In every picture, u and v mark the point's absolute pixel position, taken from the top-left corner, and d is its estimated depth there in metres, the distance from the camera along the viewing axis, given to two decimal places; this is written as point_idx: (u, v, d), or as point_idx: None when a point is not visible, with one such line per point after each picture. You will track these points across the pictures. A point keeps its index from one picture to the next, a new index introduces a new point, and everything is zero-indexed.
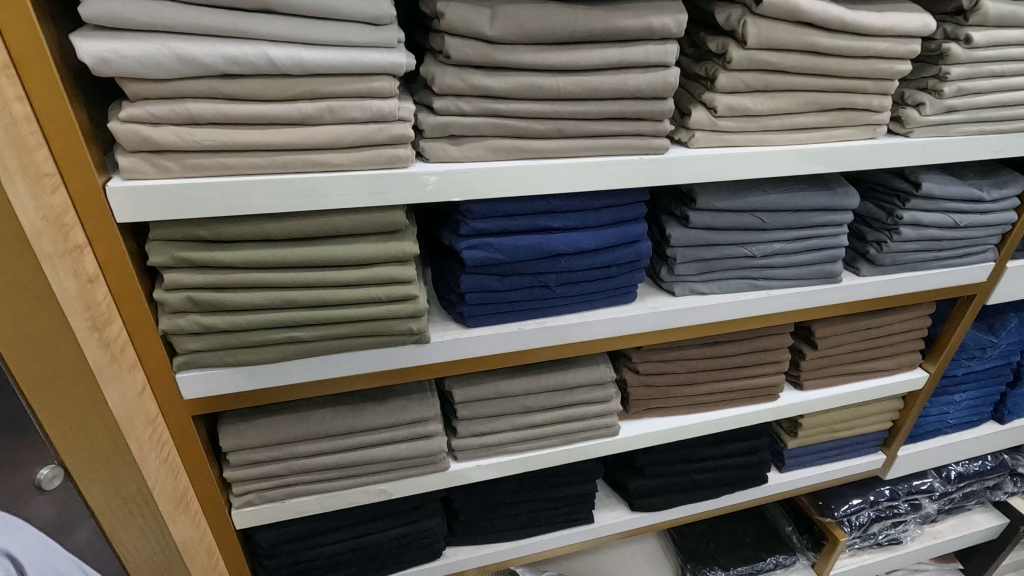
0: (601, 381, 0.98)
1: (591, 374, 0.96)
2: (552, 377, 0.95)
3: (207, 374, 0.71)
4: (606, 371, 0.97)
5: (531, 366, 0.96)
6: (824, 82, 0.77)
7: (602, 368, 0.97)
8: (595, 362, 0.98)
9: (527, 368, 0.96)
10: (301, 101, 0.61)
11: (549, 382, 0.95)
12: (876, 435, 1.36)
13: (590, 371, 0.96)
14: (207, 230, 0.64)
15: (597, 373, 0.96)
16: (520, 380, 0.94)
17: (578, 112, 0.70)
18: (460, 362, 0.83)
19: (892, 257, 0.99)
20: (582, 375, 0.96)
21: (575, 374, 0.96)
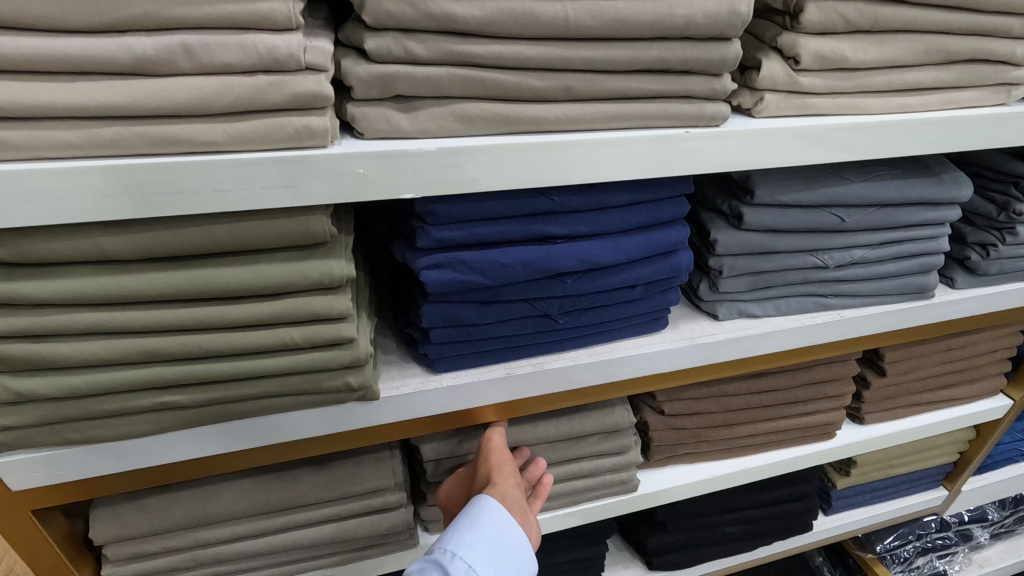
0: (618, 429, 0.75)
1: (605, 419, 0.73)
2: (555, 426, 0.72)
3: (42, 456, 0.48)
4: (625, 415, 0.75)
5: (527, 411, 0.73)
6: (954, 18, 0.53)
7: (620, 411, 0.74)
8: (610, 403, 0.75)
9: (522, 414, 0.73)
10: (132, 34, 0.36)
11: (551, 433, 0.71)
12: (939, 468, 1.13)
13: (604, 415, 0.73)
14: (3, 250, 0.40)
15: (611, 418, 0.73)
16: (514, 431, 0.70)
17: (597, 60, 0.45)
18: (429, 419, 0.60)
19: (1000, 265, 0.76)
20: (593, 422, 0.73)
21: (585, 421, 0.73)
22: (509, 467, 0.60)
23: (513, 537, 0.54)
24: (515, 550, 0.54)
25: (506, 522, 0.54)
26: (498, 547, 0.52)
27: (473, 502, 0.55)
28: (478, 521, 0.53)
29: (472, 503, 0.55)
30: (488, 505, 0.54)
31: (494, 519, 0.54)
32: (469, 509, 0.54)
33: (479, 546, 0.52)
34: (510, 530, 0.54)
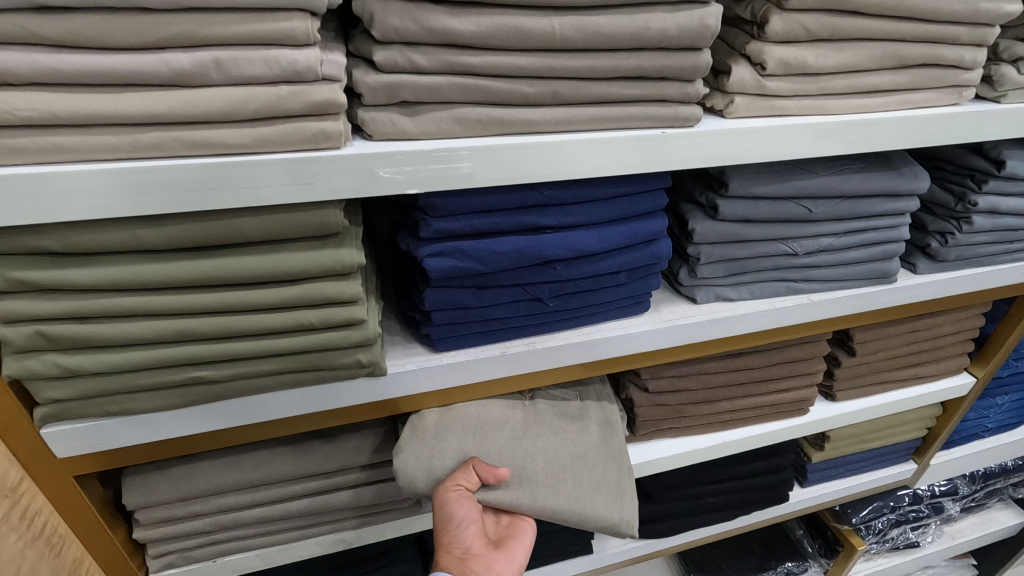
0: (609, 531, 0.67)
1: (604, 522, 0.66)
2: (554, 504, 0.65)
3: (86, 428, 0.54)
4: (628, 526, 0.67)
5: (544, 469, 0.66)
6: (906, 28, 0.58)
7: (623, 515, 0.67)
8: (618, 504, 0.67)
9: (535, 466, 0.66)
10: (171, 51, 0.41)
11: (543, 512, 0.65)
12: (909, 443, 1.20)
13: (602, 516, 0.66)
14: (53, 240, 0.45)
15: (613, 520, 0.66)
16: (510, 490, 0.65)
17: (581, 69, 0.50)
18: (429, 394, 0.66)
19: (958, 252, 0.82)
20: (594, 515, 0.66)
21: (584, 513, 0.66)
22: (450, 534, 0.61)
23: None
24: None
25: None
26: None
27: None
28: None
29: None
30: None
31: None
32: None
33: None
34: None
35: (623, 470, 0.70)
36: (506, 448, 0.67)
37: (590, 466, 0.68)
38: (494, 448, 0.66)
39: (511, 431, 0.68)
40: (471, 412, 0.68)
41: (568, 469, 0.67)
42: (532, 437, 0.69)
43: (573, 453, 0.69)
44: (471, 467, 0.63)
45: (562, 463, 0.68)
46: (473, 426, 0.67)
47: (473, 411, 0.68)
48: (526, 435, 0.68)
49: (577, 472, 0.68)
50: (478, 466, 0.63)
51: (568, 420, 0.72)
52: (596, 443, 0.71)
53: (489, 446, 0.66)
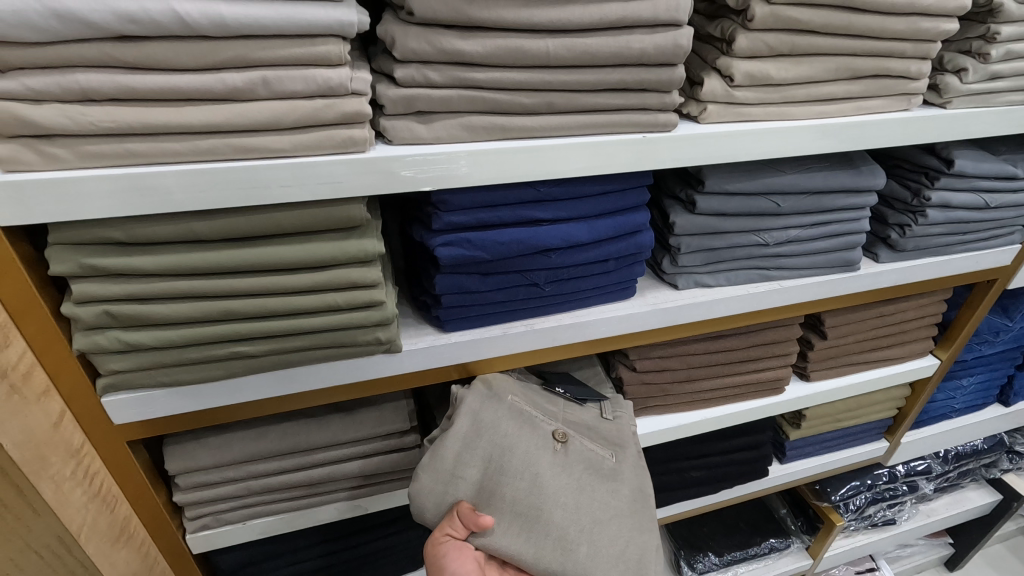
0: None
1: None
2: (563, 568, 0.63)
3: (141, 396, 0.61)
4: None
5: (557, 528, 0.65)
6: (858, 44, 0.66)
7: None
8: None
9: (547, 522, 0.65)
10: (226, 71, 0.48)
11: (548, 573, 0.64)
12: (881, 422, 1.29)
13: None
14: (121, 232, 0.52)
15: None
16: (514, 539, 0.64)
17: (572, 83, 0.58)
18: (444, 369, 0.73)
19: (916, 242, 0.90)
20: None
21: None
22: None
23: None
24: None
25: None
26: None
27: None
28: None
29: None
30: None
31: None
32: None
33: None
34: None
35: (647, 548, 0.67)
36: (522, 493, 0.65)
37: (610, 536, 0.66)
38: (508, 491, 0.66)
39: (532, 474, 0.66)
40: (493, 446, 0.67)
41: (584, 533, 0.65)
42: (554, 487, 0.66)
43: (593, 518, 0.66)
44: (456, 515, 0.64)
45: (580, 526, 0.65)
46: (489, 461, 0.67)
47: (494, 448, 0.67)
48: (546, 482, 0.66)
49: (594, 539, 0.65)
50: (462, 513, 0.63)
51: (600, 479, 0.69)
52: (622, 512, 0.68)
53: (503, 490, 0.66)
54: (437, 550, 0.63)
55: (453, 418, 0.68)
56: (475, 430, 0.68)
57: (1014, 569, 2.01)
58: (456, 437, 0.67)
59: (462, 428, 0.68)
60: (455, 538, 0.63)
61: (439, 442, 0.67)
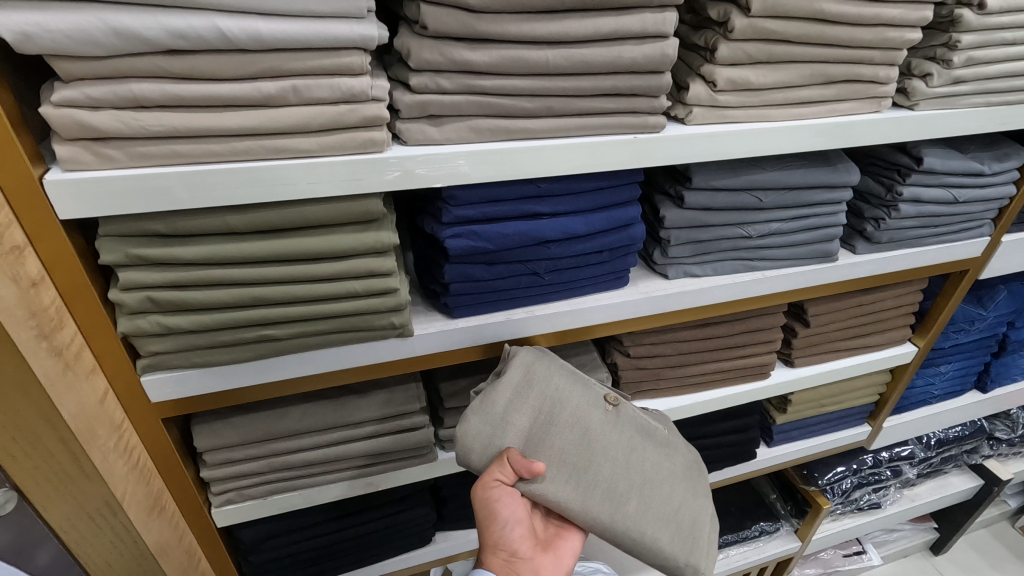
0: (666, 564, 0.72)
1: (660, 548, 0.71)
2: (614, 520, 0.70)
3: (176, 376, 0.67)
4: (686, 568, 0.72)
5: (608, 482, 0.71)
6: (830, 52, 0.72)
7: (686, 557, 0.72)
8: (681, 537, 0.72)
9: (598, 475, 0.71)
10: (261, 80, 0.54)
11: (596, 520, 0.71)
12: (863, 407, 1.36)
13: (662, 550, 0.71)
14: (164, 225, 0.58)
15: (672, 556, 0.72)
16: (563, 486, 0.70)
17: (569, 89, 0.64)
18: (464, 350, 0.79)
19: (890, 235, 0.97)
20: (653, 545, 0.71)
21: (644, 540, 0.71)
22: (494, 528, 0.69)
23: None
24: None
25: None
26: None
27: None
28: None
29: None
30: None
31: None
32: None
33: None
34: None
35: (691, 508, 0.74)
36: (574, 445, 0.72)
37: (661, 496, 0.73)
38: (559, 443, 0.71)
39: (583, 429, 0.72)
40: (546, 400, 0.73)
41: (634, 489, 0.72)
42: (606, 444, 0.73)
43: (644, 477, 0.73)
44: (507, 461, 0.69)
45: (630, 483, 0.72)
46: (539, 413, 0.72)
47: (547, 402, 0.73)
48: (598, 439, 0.73)
49: (643, 496, 0.72)
50: (513, 458, 0.68)
51: (653, 443, 0.76)
52: (673, 476, 0.75)
53: (554, 441, 0.71)
54: (490, 494, 0.67)
55: (506, 369, 0.73)
56: (527, 383, 0.73)
57: (998, 552, 2.08)
58: (508, 391, 0.72)
59: (514, 378, 0.73)
60: (505, 482, 0.68)
61: (492, 387, 0.73)
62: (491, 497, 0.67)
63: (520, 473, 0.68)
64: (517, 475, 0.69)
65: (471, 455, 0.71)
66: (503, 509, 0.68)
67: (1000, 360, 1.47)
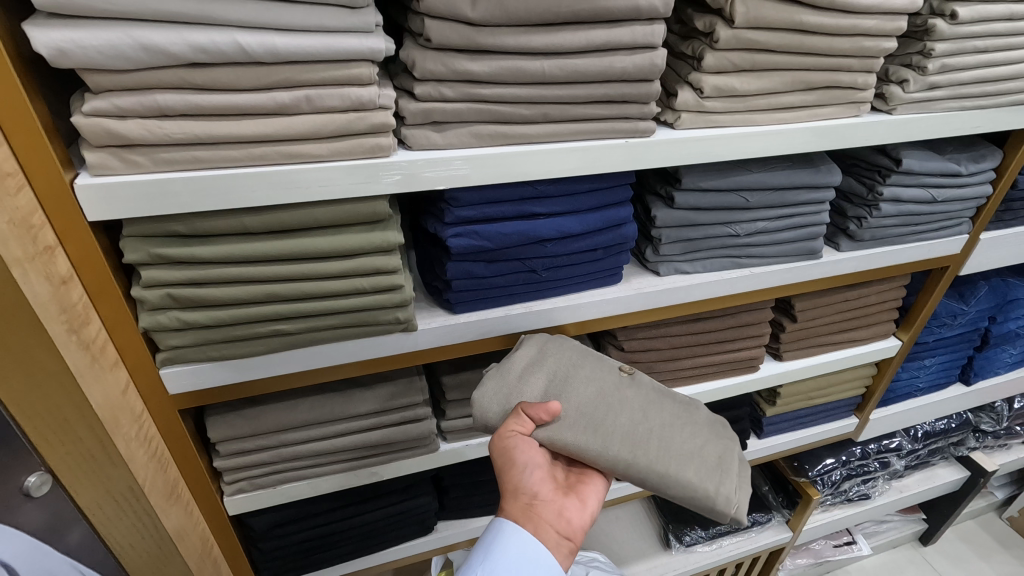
0: (700, 501, 0.74)
1: (688, 482, 0.73)
2: (638, 458, 0.73)
3: (192, 369, 0.71)
4: (720, 501, 0.74)
5: (628, 427, 0.76)
6: (810, 61, 0.77)
7: (716, 488, 0.74)
8: (707, 472, 0.75)
9: (617, 421, 0.76)
10: (276, 91, 0.58)
11: (618, 462, 0.73)
12: (850, 400, 1.40)
13: (693, 484, 0.74)
14: (184, 226, 0.62)
15: (704, 490, 0.74)
16: (579, 433, 0.74)
17: (564, 96, 0.68)
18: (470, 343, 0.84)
19: (872, 233, 1.01)
20: (681, 480, 0.74)
21: (671, 477, 0.74)
22: (515, 474, 0.70)
23: (534, 557, 0.66)
24: (540, 562, 0.66)
25: (528, 539, 0.66)
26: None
27: (495, 528, 0.68)
28: (492, 551, 0.65)
29: (494, 529, 0.68)
30: (503, 531, 0.67)
31: (510, 545, 0.66)
32: (492, 536, 0.67)
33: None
34: (533, 546, 0.66)
35: (715, 446, 0.78)
36: (589, 399, 0.77)
37: (682, 438, 0.77)
38: (576, 397, 0.77)
39: (598, 387, 0.79)
40: (561, 366, 0.80)
41: (654, 432, 0.76)
42: (622, 398, 0.79)
43: (663, 421, 0.78)
44: (524, 412, 0.74)
45: (650, 428, 0.76)
46: (554, 376, 0.79)
47: (561, 368, 0.80)
48: (613, 394, 0.79)
49: (664, 437, 0.76)
50: (529, 408, 0.74)
51: (667, 397, 0.82)
52: (691, 421, 0.80)
53: (570, 397, 0.77)
54: (509, 442, 0.71)
55: (521, 345, 0.81)
56: (541, 355, 0.81)
57: (985, 543, 2.13)
58: (524, 360, 0.80)
59: (528, 352, 0.81)
60: (523, 432, 0.73)
61: (508, 357, 0.80)
62: (509, 444, 0.71)
63: (537, 420, 0.73)
64: (534, 426, 0.74)
65: (490, 415, 0.76)
66: (521, 454, 0.70)
67: (982, 354, 1.52)
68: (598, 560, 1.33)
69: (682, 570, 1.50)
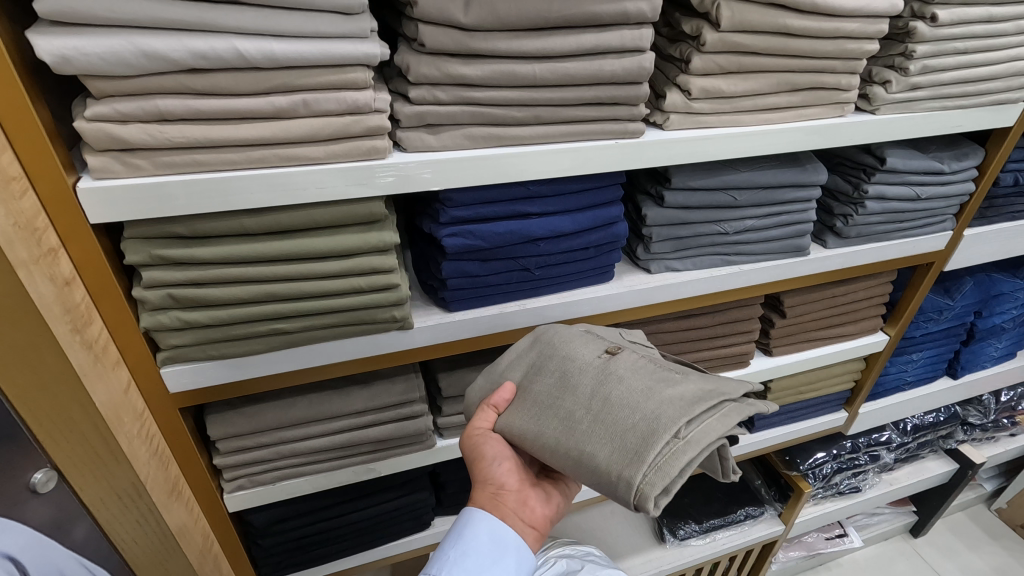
0: (611, 489, 0.63)
1: (597, 469, 0.64)
2: (558, 443, 0.68)
3: (192, 368, 0.72)
4: (628, 490, 0.61)
5: (567, 411, 0.69)
6: (794, 63, 0.79)
7: (625, 473, 0.62)
8: (625, 459, 0.63)
9: (558, 406, 0.70)
10: (275, 95, 0.59)
11: (543, 442, 0.69)
12: (839, 394, 1.43)
13: (601, 469, 0.64)
14: (185, 227, 0.63)
15: (610, 477, 0.63)
16: (521, 417, 0.72)
17: (555, 99, 0.70)
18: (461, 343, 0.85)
19: (858, 230, 1.03)
20: (590, 465, 0.65)
21: (586, 460, 0.65)
22: (485, 467, 0.72)
23: (499, 546, 0.69)
24: (504, 551, 0.69)
25: (492, 531, 0.70)
26: (480, 569, 0.68)
27: (463, 517, 0.71)
28: (462, 534, 0.69)
29: (461, 521, 0.71)
30: (470, 522, 0.70)
31: (477, 536, 0.69)
32: (459, 526, 0.70)
33: (461, 563, 0.68)
34: (497, 536, 0.70)
35: (653, 434, 0.63)
36: (549, 381, 0.73)
37: (618, 419, 0.65)
38: (538, 381, 0.74)
39: (564, 370, 0.72)
40: (543, 351, 0.76)
41: (589, 413, 0.67)
42: (579, 378, 0.71)
43: (606, 401, 0.67)
44: (488, 405, 0.75)
45: (589, 410, 0.68)
46: (533, 361, 0.76)
47: (543, 353, 0.76)
48: (575, 374, 0.72)
49: (595, 420, 0.66)
50: (492, 399, 0.74)
51: (638, 374, 0.69)
52: (645, 400, 0.66)
53: (535, 381, 0.74)
54: (477, 438, 0.73)
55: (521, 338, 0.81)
56: (532, 344, 0.79)
57: (974, 534, 2.17)
58: (512, 356, 0.78)
59: (522, 345, 0.79)
60: (490, 426, 0.74)
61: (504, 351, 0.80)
62: (477, 441, 0.73)
63: (501, 408, 0.74)
64: (498, 416, 0.74)
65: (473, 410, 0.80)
66: (491, 449, 0.72)
67: (969, 348, 1.55)
68: (592, 555, 1.32)
69: (677, 564, 1.53)
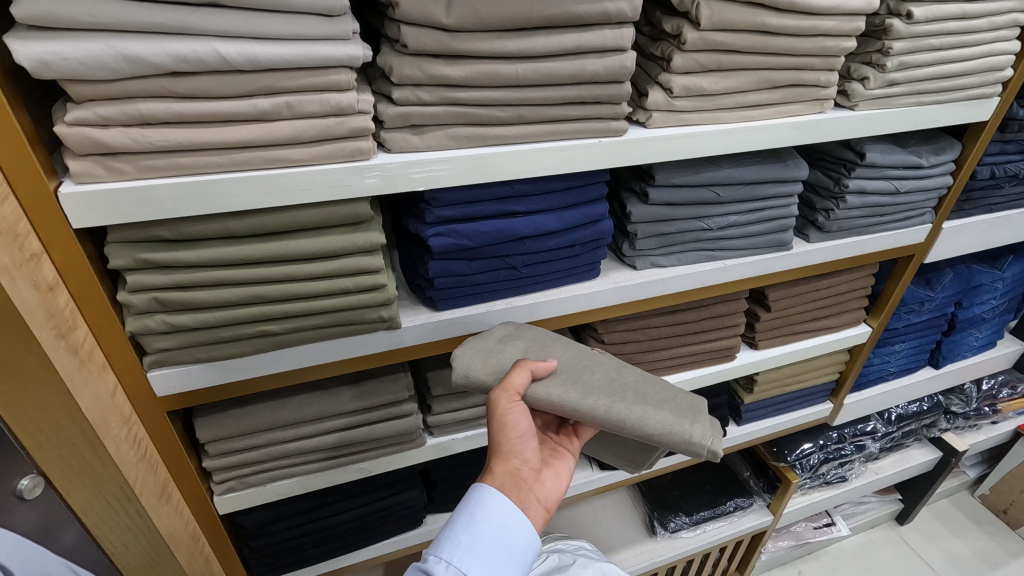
0: (678, 441, 0.75)
1: (666, 423, 0.75)
2: (616, 403, 0.75)
3: (180, 371, 0.72)
4: (699, 437, 0.75)
5: (605, 380, 0.78)
6: (774, 60, 0.80)
7: (693, 425, 0.76)
8: (685, 416, 0.76)
9: (594, 378, 0.78)
10: (257, 98, 0.59)
11: (595, 404, 0.75)
12: (824, 386, 1.45)
13: (670, 423, 0.75)
14: (169, 230, 0.63)
15: (682, 428, 0.75)
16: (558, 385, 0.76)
17: (538, 98, 0.71)
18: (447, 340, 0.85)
19: (839, 224, 1.05)
20: (656, 420, 0.75)
21: (650, 418, 0.75)
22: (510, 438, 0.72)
23: (511, 526, 0.69)
24: (516, 531, 0.69)
25: (509, 508, 0.69)
26: (489, 551, 0.67)
27: (478, 496, 0.69)
28: (476, 516, 0.68)
29: (476, 499, 0.69)
30: (486, 500, 0.69)
31: (491, 516, 0.68)
32: (474, 505, 0.69)
33: (471, 546, 0.67)
34: (512, 513, 0.69)
35: (692, 401, 0.80)
36: (568, 359, 0.80)
37: (658, 391, 0.79)
38: (557, 357, 0.80)
39: (573, 352, 0.82)
40: (539, 336, 0.83)
41: (630, 386, 0.79)
42: (597, 361, 0.82)
43: (638, 378, 0.81)
44: (522, 369, 0.74)
45: (629, 382, 0.79)
46: (531, 343, 0.81)
47: (540, 338, 0.83)
48: (587, 358, 0.82)
49: (641, 390, 0.79)
50: (531, 364, 0.75)
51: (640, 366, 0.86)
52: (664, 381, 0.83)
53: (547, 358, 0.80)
54: (512, 404, 0.72)
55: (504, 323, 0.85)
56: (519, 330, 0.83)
57: (957, 520, 2.21)
58: (503, 333, 0.82)
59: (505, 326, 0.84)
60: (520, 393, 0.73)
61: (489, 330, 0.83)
62: (512, 408, 0.71)
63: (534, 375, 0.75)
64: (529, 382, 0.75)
65: (471, 374, 0.76)
66: (521, 421, 0.72)
67: (950, 338, 1.58)
68: (584, 548, 1.34)
69: (667, 556, 1.55)
